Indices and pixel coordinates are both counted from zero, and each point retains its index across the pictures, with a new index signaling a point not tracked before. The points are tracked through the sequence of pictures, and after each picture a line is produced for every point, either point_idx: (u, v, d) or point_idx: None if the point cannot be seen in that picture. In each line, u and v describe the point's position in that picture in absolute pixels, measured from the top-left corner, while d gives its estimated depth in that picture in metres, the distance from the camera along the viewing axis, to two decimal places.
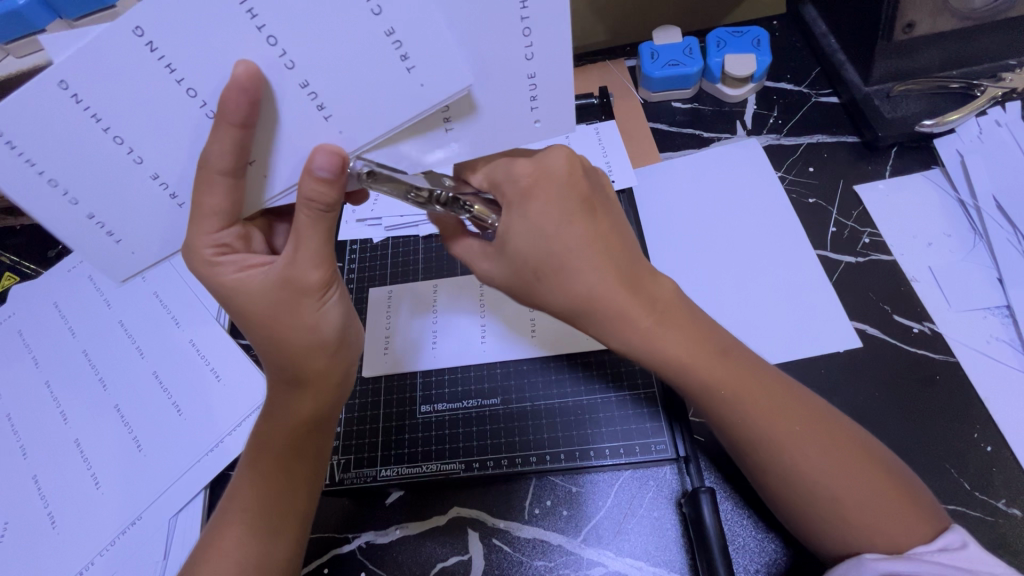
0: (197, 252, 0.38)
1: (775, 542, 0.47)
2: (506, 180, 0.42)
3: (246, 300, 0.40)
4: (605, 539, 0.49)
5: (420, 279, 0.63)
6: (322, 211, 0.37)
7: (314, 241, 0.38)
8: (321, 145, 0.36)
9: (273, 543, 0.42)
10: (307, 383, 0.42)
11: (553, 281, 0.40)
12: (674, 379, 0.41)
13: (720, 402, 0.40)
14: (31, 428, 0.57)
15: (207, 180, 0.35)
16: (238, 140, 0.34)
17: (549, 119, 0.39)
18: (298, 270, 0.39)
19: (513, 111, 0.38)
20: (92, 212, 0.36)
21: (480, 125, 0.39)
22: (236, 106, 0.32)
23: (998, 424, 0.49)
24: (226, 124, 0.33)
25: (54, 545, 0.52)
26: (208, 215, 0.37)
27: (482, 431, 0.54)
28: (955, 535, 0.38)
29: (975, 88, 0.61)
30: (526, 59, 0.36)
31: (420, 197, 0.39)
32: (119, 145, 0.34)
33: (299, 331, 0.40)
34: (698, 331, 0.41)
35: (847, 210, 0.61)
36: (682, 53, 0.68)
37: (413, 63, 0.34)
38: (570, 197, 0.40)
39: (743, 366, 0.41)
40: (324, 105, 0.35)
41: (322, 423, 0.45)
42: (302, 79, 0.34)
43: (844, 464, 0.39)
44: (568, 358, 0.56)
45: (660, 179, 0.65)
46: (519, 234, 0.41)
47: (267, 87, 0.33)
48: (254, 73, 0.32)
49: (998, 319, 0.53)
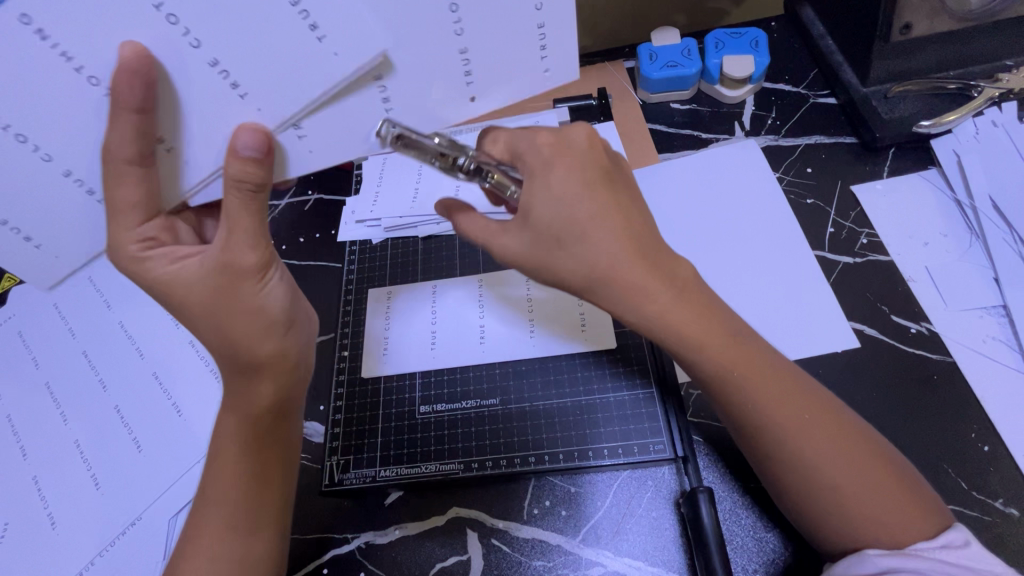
0: (121, 247, 0.39)
1: (774, 541, 0.47)
2: (529, 151, 0.42)
3: (182, 292, 0.39)
4: (604, 539, 0.49)
5: (419, 279, 0.63)
6: (253, 191, 0.37)
7: (249, 224, 0.38)
8: (241, 125, 0.36)
9: (253, 540, 0.43)
10: (259, 369, 0.41)
11: (575, 250, 0.40)
12: (686, 359, 0.41)
13: (729, 387, 0.41)
14: (31, 429, 0.58)
15: (113, 173, 0.36)
16: (138, 126, 0.34)
17: (557, 69, 0.39)
18: (234, 252, 0.38)
19: (524, 66, 0.38)
20: (5, 219, 0.39)
21: (494, 83, 0.38)
22: (128, 89, 0.33)
23: (996, 424, 0.49)
24: (123, 108, 0.33)
25: (54, 545, 0.52)
26: (124, 209, 0.38)
27: (483, 429, 0.54)
28: (958, 533, 0.38)
29: (972, 88, 0.62)
30: (534, 10, 0.36)
31: (445, 162, 0.39)
32: (24, 144, 0.35)
33: (246, 315, 0.40)
34: (713, 313, 0.41)
35: (845, 211, 0.61)
36: (681, 54, 0.68)
37: (378, 26, 0.34)
38: (591, 166, 0.41)
39: (754, 351, 0.41)
40: (236, 82, 0.34)
41: (281, 407, 0.44)
42: (210, 58, 0.34)
43: (849, 455, 0.39)
44: (567, 359, 0.57)
45: (658, 179, 0.66)
46: (542, 202, 0.40)
47: (161, 67, 0.34)
48: (141, 53, 0.33)
49: (995, 319, 0.53)
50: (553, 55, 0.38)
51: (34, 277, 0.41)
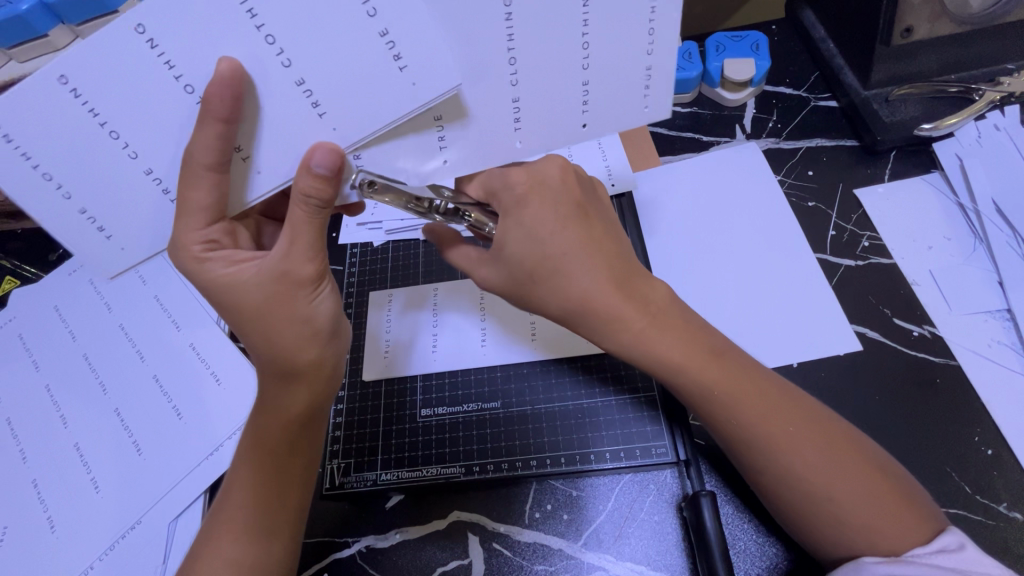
0: (184, 247, 0.38)
1: (775, 545, 0.47)
2: (502, 190, 0.43)
3: (239, 294, 0.40)
4: (605, 544, 0.49)
5: (421, 282, 0.63)
6: (318, 207, 0.38)
7: (308, 236, 0.39)
8: (317, 143, 0.37)
9: (271, 544, 0.43)
10: (299, 376, 0.42)
11: (550, 282, 0.42)
12: (670, 381, 0.42)
13: (715, 403, 0.41)
14: (30, 432, 0.57)
15: (191, 174, 0.36)
16: (221, 135, 0.34)
17: (656, 106, 0.41)
18: (293, 262, 0.39)
19: (623, 103, 0.40)
20: (85, 206, 0.37)
21: (607, 114, 0.41)
22: (219, 101, 0.33)
23: (999, 428, 0.49)
24: (210, 118, 0.33)
25: (53, 549, 0.52)
26: (191, 212, 0.37)
27: (482, 435, 0.54)
28: (953, 537, 0.37)
29: (974, 91, 0.61)
30: (645, 54, 0.38)
31: (420, 206, 0.43)
32: (115, 140, 0.35)
33: (294, 322, 0.40)
34: (691, 334, 0.42)
35: (846, 213, 0.61)
36: (682, 57, 0.68)
37: (405, 63, 0.35)
38: (563, 201, 0.42)
39: (737, 367, 0.42)
40: (318, 102, 0.36)
41: (315, 416, 0.45)
42: (297, 77, 0.35)
43: (841, 465, 0.39)
44: (567, 364, 0.56)
45: (659, 183, 0.66)
46: (515, 240, 0.42)
47: (252, 83, 0.35)
48: (237, 69, 0.33)
49: (999, 322, 0.53)
50: (656, 90, 0.40)
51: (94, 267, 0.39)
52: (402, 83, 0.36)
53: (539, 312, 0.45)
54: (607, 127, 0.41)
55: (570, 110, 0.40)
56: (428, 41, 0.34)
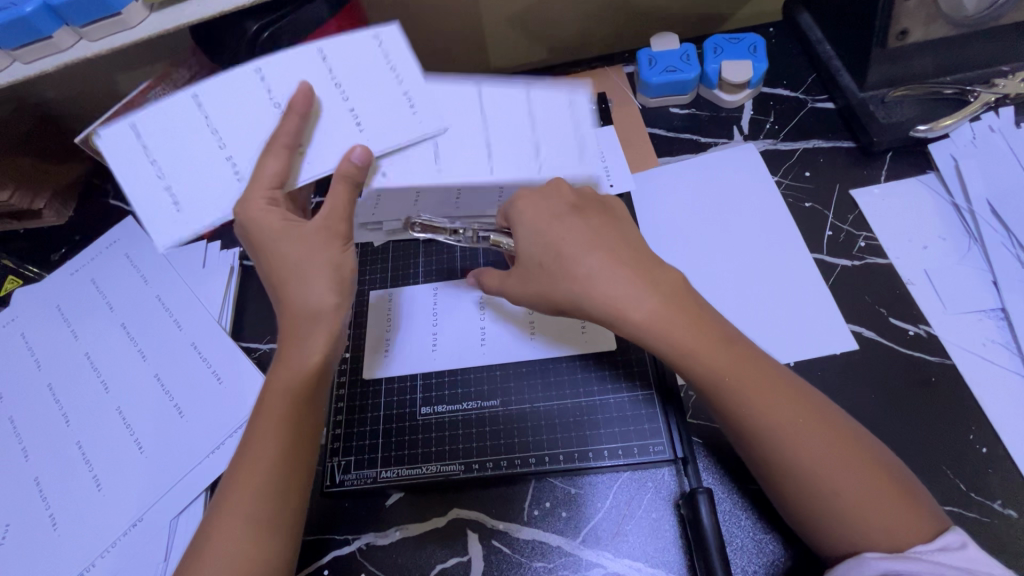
0: (248, 204, 0.44)
1: (774, 542, 0.48)
2: (518, 197, 0.49)
3: (284, 250, 0.45)
4: (604, 540, 0.49)
5: (422, 282, 0.63)
6: (353, 189, 0.46)
7: (342, 204, 0.45)
8: (350, 145, 0.46)
9: (281, 509, 0.43)
10: (318, 320, 0.44)
11: (553, 270, 0.46)
12: (679, 366, 0.43)
13: (721, 386, 0.41)
14: (32, 431, 0.58)
15: (269, 149, 0.44)
16: (298, 124, 0.45)
17: (585, 163, 0.49)
18: (330, 223, 0.45)
19: (562, 152, 0.49)
20: (171, 184, 0.45)
21: (556, 161, 0.49)
22: (302, 103, 0.45)
23: (994, 426, 0.50)
24: (293, 113, 0.45)
25: (55, 546, 0.52)
26: (260, 181, 0.44)
27: (485, 430, 0.55)
28: (955, 535, 0.38)
29: (968, 93, 0.62)
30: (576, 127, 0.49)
31: None
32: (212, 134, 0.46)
33: (327, 273, 0.44)
34: (701, 321, 0.43)
35: (843, 214, 0.62)
36: (680, 59, 0.68)
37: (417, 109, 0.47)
38: (563, 205, 0.47)
39: (746, 355, 0.42)
40: (360, 120, 0.47)
41: (325, 376, 0.46)
42: (351, 107, 0.47)
43: (845, 458, 0.40)
44: (566, 362, 0.57)
45: (656, 184, 0.66)
46: (525, 235, 0.47)
47: (319, 104, 0.46)
48: (310, 90, 0.46)
49: (993, 322, 0.54)
50: (591, 147, 0.50)
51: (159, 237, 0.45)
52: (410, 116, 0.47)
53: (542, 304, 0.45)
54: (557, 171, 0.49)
55: (523, 157, 0.48)
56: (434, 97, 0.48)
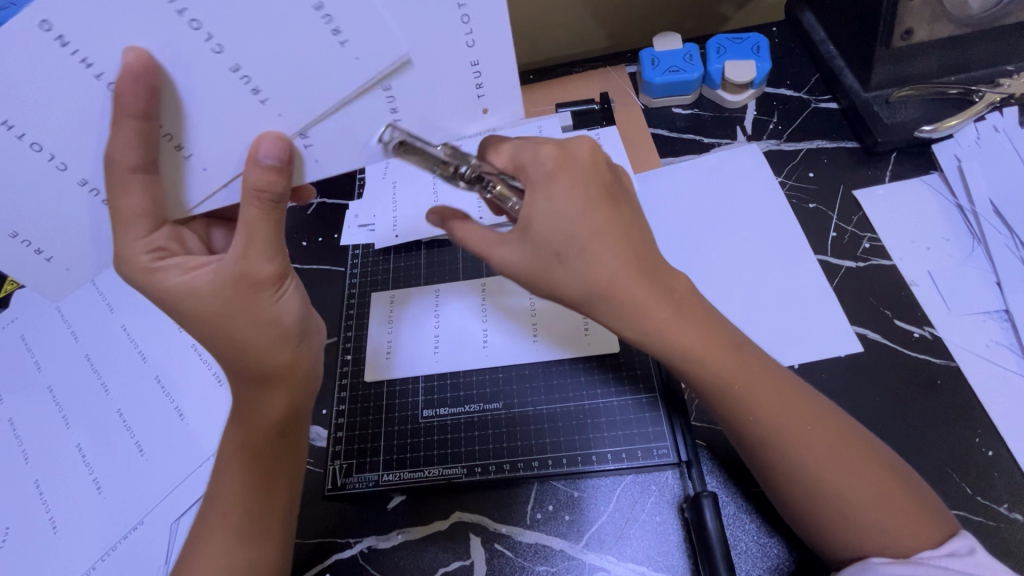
0: (131, 258, 0.39)
1: (778, 546, 0.47)
2: (532, 163, 0.42)
3: (194, 301, 0.40)
4: (607, 544, 0.49)
5: (423, 284, 0.63)
6: (272, 202, 0.38)
7: (265, 236, 0.39)
8: (264, 133, 0.37)
9: (259, 548, 0.43)
10: (275, 378, 0.42)
11: (573, 264, 0.41)
12: (686, 373, 0.42)
13: (726, 394, 0.41)
14: (32, 434, 0.57)
15: (120, 181, 0.36)
16: (141, 133, 0.34)
17: (496, 108, 0.39)
18: (251, 263, 0.39)
19: (458, 101, 0.38)
20: (16, 230, 0.40)
21: (506, 93, 0.39)
22: (132, 98, 0.33)
23: (998, 429, 0.49)
24: (125, 116, 0.34)
25: (54, 549, 0.52)
26: (132, 219, 0.38)
27: (487, 433, 0.54)
28: (963, 541, 0.38)
29: (974, 93, 0.61)
30: (466, 46, 0.36)
31: (445, 171, 0.41)
32: (39, 153, 0.36)
33: (259, 323, 0.40)
34: (709, 327, 0.42)
35: (846, 215, 0.62)
36: (682, 59, 0.68)
37: (346, 37, 0.34)
38: (595, 182, 0.41)
39: (752, 363, 0.42)
40: (257, 88, 0.35)
41: (295, 419, 0.45)
42: (232, 63, 0.34)
43: (851, 467, 0.39)
44: (569, 365, 0.56)
45: (660, 183, 0.66)
46: (542, 216, 0.41)
47: (164, 72, 0.34)
48: (146, 59, 0.33)
49: (997, 323, 0.53)
50: (489, 90, 0.38)
51: (45, 288, 0.43)
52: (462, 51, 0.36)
53: (551, 295, 0.43)
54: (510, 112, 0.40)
55: (466, 98, 0.38)
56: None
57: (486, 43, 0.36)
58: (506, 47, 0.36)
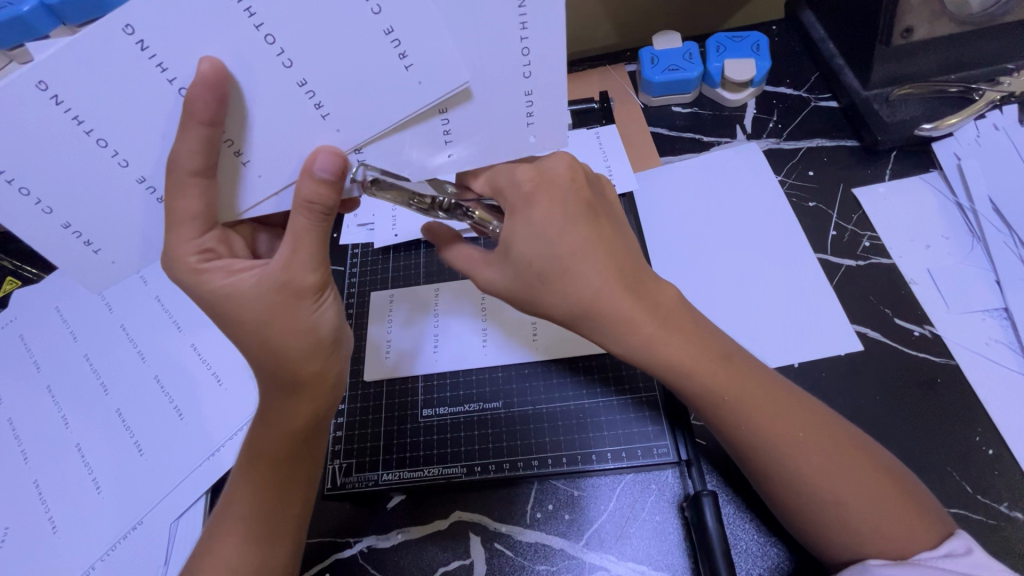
0: (178, 258, 0.38)
1: (778, 546, 0.47)
2: (509, 187, 0.42)
3: (236, 306, 0.39)
4: (607, 543, 0.49)
5: (422, 284, 0.63)
6: (322, 213, 0.37)
7: (311, 245, 0.38)
8: (320, 147, 0.37)
9: (273, 548, 0.43)
10: (304, 388, 0.41)
11: (560, 285, 0.41)
12: (678, 385, 0.42)
13: (719, 405, 0.41)
14: (32, 434, 0.57)
15: (178, 182, 0.35)
16: (206, 138, 0.34)
17: (544, 135, 0.39)
18: (295, 273, 0.38)
19: (507, 126, 0.39)
20: (68, 220, 0.37)
21: (554, 120, 0.39)
22: (203, 105, 0.32)
23: (999, 427, 0.49)
24: (193, 121, 0.33)
25: (54, 550, 0.52)
26: (183, 220, 0.37)
27: (484, 435, 0.54)
28: (960, 540, 0.37)
29: (974, 92, 0.62)
30: (523, 77, 0.36)
31: (422, 203, 0.42)
32: (103, 148, 0.35)
33: (294, 333, 0.39)
34: (699, 338, 0.42)
35: (847, 214, 0.62)
36: (682, 58, 0.68)
37: (411, 61, 0.34)
38: (573, 201, 0.41)
39: (744, 371, 0.42)
40: (321, 103, 0.35)
41: (319, 425, 0.44)
42: (299, 78, 0.34)
43: (846, 470, 0.39)
44: (568, 364, 0.56)
45: (660, 182, 0.66)
46: (524, 241, 0.41)
47: (234, 82, 0.34)
48: (220, 70, 0.33)
49: (996, 321, 0.53)
50: (540, 116, 0.39)
51: (86, 280, 0.40)
52: (518, 80, 0.36)
53: (539, 314, 0.44)
54: (558, 140, 0.40)
55: (517, 121, 0.39)
56: (558, 19, 0.34)
57: (546, 74, 0.36)
58: (561, 79, 0.37)
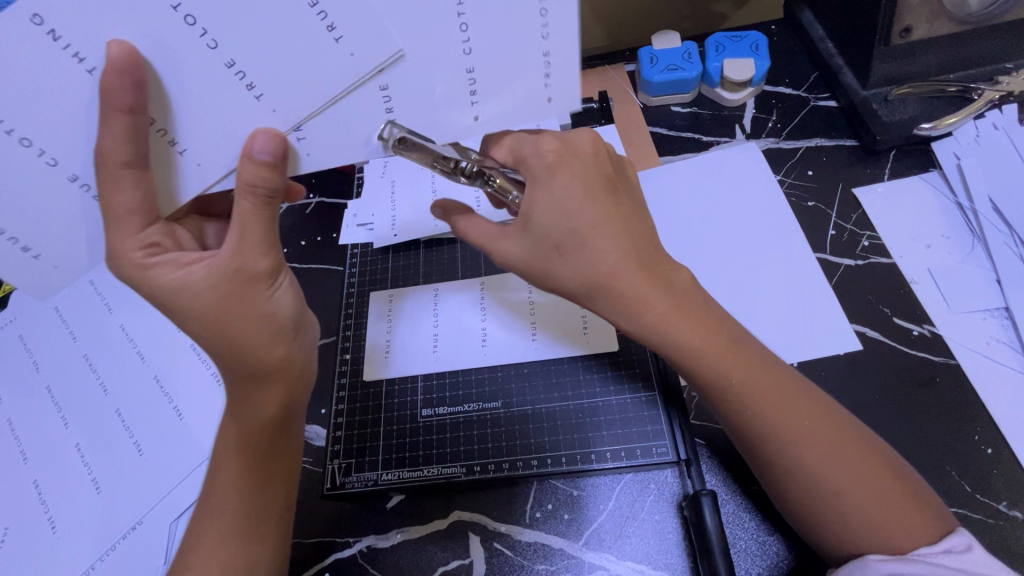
0: (123, 254, 0.38)
1: (778, 544, 0.47)
2: (532, 156, 0.42)
3: (187, 297, 0.39)
4: (606, 543, 0.49)
5: (422, 284, 0.63)
6: (266, 197, 0.37)
7: (260, 230, 0.38)
8: (258, 130, 0.37)
9: (254, 547, 0.43)
10: (269, 375, 0.41)
11: (574, 257, 0.41)
12: (687, 367, 0.42)
13: (725, 391, 0.41)
14: (31, 434, 0.57)
15: (110, 175, 0.35)
16: (131, 127, 0.34)
17: (561, 99, 0.39)
18: (245, 258, 0.38)
19: (525, 91, 0.38)
20: (5, 229, 0.39)
21: (573, 83, 0.38)
22: (119, 89, 0.33)
23: (999, 426, 0.49)
24: (113, 109, 0.33)
25: (54, 550, 0.52)
26: (123, 215, 0.37)
27: (486, 431, 0.54)
28: (961, 537, 0.38)
29: (973, 91, 0.62)
30: (540, 38, 0.36)
31: (445, 165, 0.43)
32: (28, 148, 0.36)
33: (252, 320, 0.40)
34: (711, 321, 0.42)
35: (846, 213, 0.62)
36: (681, 58, 0.68)
37: (340, 33, 0.34)
38: (593, 174, 0.42)
39: (753, 357, 0.42)
40: (252, 83, 0.35)
41: (290, 414, 0.44)
42: (226, 59, 0.34)
43: (850, 463, 0.39)
44: (569, 363, 0.56)
45: (659, 181, 0.66)
46: (543, 210, 0.41)
47: (148, 64, 0.33)
48: (131, 52, 0.32)
49: (997, 320, 0.53)
50: (557, 81, 0.38)
51: (31, 287, 0.41)
52: (534, 41, 0.36)
53: (556, 289, 0.43)
54: (576, 106, 0.39)
55: (535, 85, 0.38)
56: None
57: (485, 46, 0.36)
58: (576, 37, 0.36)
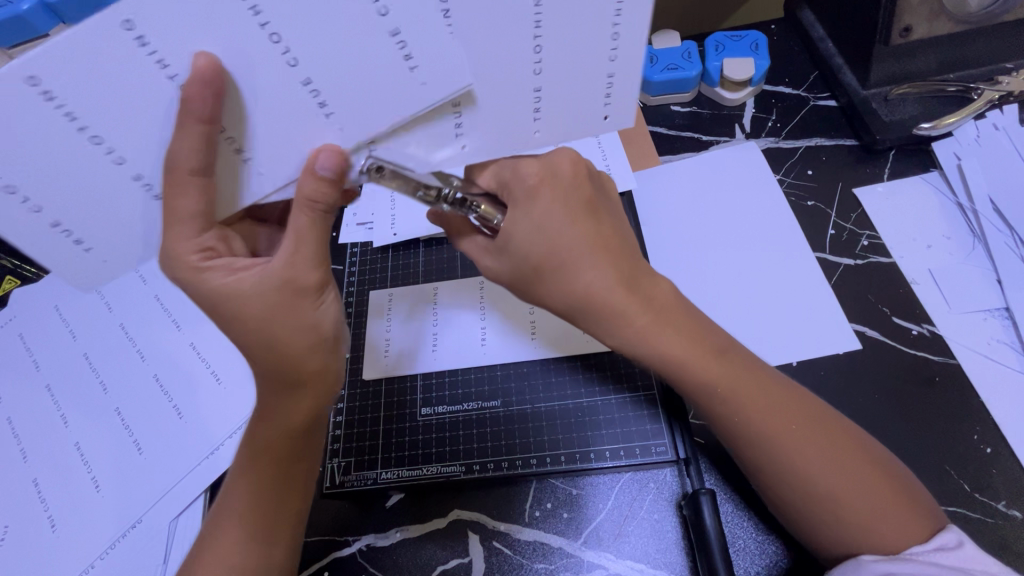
0: (178, 258, 0.38)
1: (775, 543, 0.47)
2: (513, 179, 0.42)
3: (238, 306, 0.39)
4: (605, 541, 0.49)
5: (421, 283, 0.63)
6: (323, 212, 0.38)
7: (312, 243, 0.38)
8: (321, 146, 0.37)
9: (269, 547, 0.43)
10: (304, 384, 0.41)
11: (555, 276, 0.41)
12: (675, 378, 0.42)
13: (715, 398, 0.41)
14: (31, 432, 0.57)
15: (179, 181, 0.35)
16: (205, 136, 0.34)
17: (617, 116, 0.40)
18: (296, 270, 0.38)
19: (584, 110, 0.39)
20: (57, 220, 0.37)
21: (631, 102, 0.39)
22: (201, 101, 0.32)
23: (998, 426, 0.49)
24: (192, 118, 0.33)
25: (54, 549, 0.52)
26: (183, 218, 0.37)
27: (482, 433, 0.54)
28: (952, 535, 0.38)
29: (972, 91, 0.62)
30: (608, 60, 0.37)
31: (428, 194, 0.39)
32: (98, 146, 0.35)
33: (297, 330, 0.39)
34: (696, 333, 0.42)
35: (846, 213, 0.62)
36: (681, 57, 0.68)
37: (415, 61, 0.34)
38: (574, 195, 0.41)
39: (740, 366, 0.42)
40: (324, 101, 0.35)
41: (319, 422, 0.44)
42: (303, 76, 0.34)
43: (843, 465, 0.39)
44: (567, 364, 0.56)
45: (659, 181, 0.66)
46: (525, 232, 0.41)
47: (230, 78, 0.33)
48: (215, 65, 0.32)
49: (998, 321, 0.53)
50: (617, 100, 0.39)
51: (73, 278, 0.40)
52: (603, 63, 0.37)
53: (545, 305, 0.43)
54: (629, 122, 0.40)
55: (594, 102, 0.39)
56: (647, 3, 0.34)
57: (551, 67, 0.36)
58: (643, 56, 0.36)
